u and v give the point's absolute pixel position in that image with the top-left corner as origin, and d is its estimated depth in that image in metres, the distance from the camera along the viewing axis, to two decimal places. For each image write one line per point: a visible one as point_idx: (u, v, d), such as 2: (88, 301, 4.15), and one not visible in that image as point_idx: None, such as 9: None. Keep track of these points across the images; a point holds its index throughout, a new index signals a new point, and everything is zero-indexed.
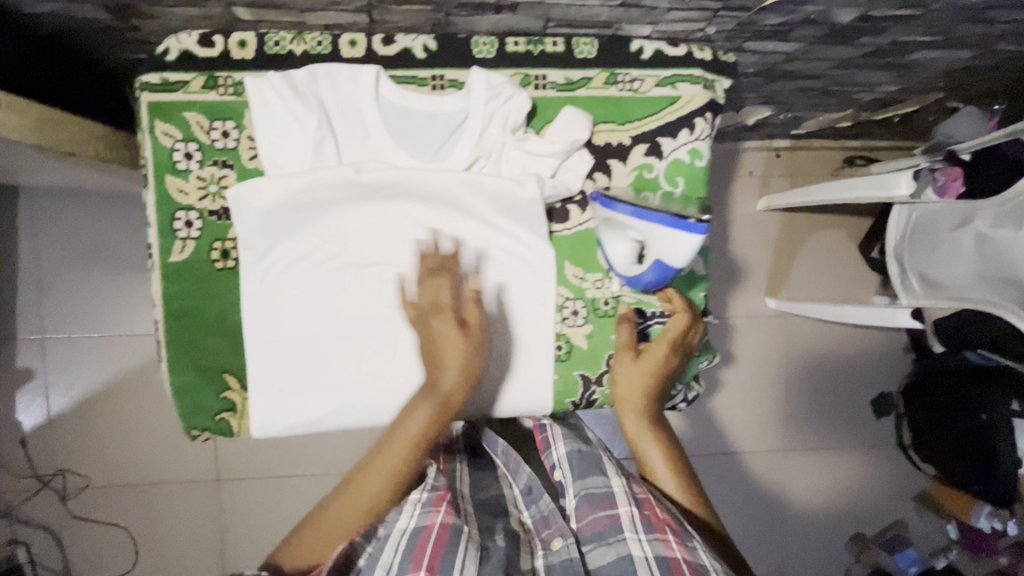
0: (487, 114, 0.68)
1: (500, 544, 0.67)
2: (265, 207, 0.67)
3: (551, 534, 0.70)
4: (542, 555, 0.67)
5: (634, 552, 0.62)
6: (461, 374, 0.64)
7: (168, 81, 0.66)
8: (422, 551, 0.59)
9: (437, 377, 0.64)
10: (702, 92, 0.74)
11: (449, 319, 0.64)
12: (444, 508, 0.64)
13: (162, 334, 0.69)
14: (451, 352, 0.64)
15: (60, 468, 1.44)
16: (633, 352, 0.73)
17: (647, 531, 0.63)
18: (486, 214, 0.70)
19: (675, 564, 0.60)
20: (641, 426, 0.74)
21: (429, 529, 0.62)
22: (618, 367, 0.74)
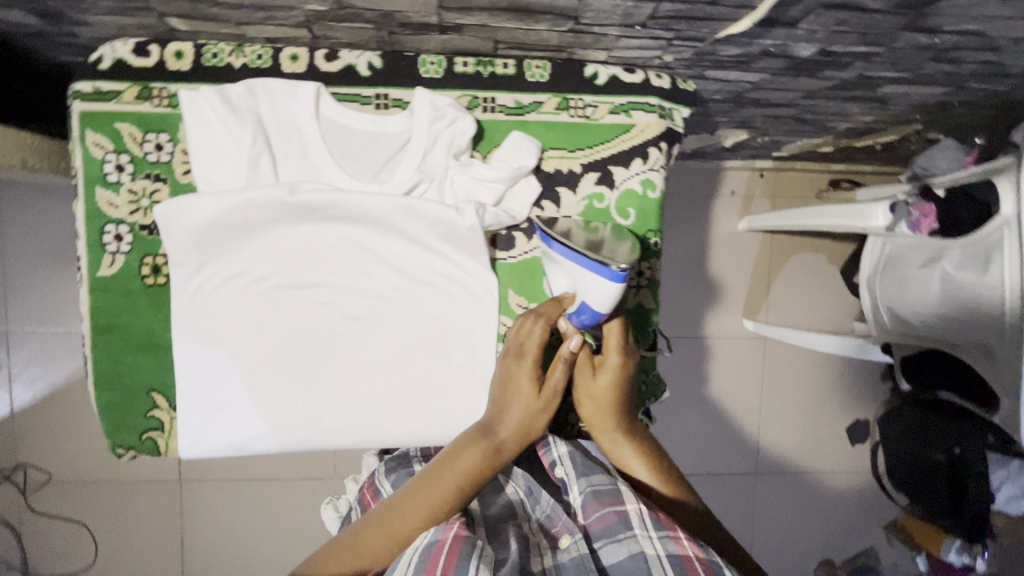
0: (431, 137, 0.66)
1: (511, 547, 0.58)
2: (194, 224, 0.64)
3: (558, 531, 0.63)
4: (550, 555, 0.60)
5: (646, 551, 0.55)
6: (521, 422, 0.64)
7: (101, 90, 0.64)
8: (435, 563, 0.50)
9: (498, 420, 0.64)
10: (658, 121, 0.71)
11: (528, 366, 0.65)
12: (458, 523, 0.56)
13: (89, 349, 0.67)
14: (518, 399, 0.64)
15: (22, 463, 1.43)
16: (591, 366, 0.67)
17: (657, 528, 0.57)
18: (428, 239, 0.68)
19: (687, 566, 0.53)
20: (616, 431, 0.68)
21: (442, 542, 0.52)
22: (582, 377, 0.68)
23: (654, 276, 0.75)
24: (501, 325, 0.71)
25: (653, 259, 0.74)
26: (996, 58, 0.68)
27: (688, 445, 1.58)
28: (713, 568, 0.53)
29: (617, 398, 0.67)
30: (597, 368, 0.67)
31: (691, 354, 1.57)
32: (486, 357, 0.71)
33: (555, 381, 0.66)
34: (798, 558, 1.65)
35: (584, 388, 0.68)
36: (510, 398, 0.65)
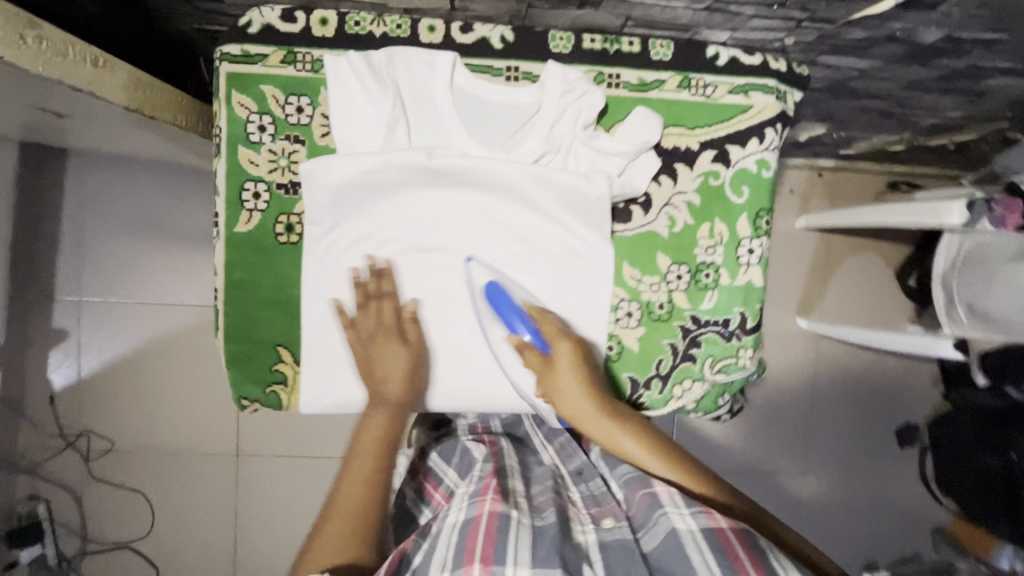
0: (560, 108, 0.68)
1: (551, 517, 0.61)
2: (335, 184, 0.67)
3: (600, 511, 0.65)
4: (593, 530, 0.62)
5: (679, 526, 0.57)
6: (405, 381, 0.69)
7: (248, 53, 0.67)
8: (474, 545, 0.55)
9: (382, 388, 0.68)
10: (775, 103, 0.73)
11: (394, 341, 0.69)
12: (490, 496, 0.62)
13: (222, 302, 0.70)
14: (394, 365, 0.69)
15: (86, 430, 1.46)
16: (547, 364, 0.67)
17: (690, 506, 0.59)
18: (551, 207, 0.70)
19: (724, 543, 0.54)
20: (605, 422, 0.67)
21: (478, 519, 0.58)
22: (553, 378, 0.67)
23: (765, 255, 0.75)
24: (614, 296, 0.73)
25: (764, 238, 0.74)
26: None
27: (737, 441, 1.59)
28: (748, 539, 0.54)
29: (587, 386, 0.67)
30: (554, 365, 0.67)
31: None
32: (599, 327, 0.73)
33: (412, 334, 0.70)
34: (841, 560, 1.65)
35: (558, 390, 0.67)
36: (378, 371, 0.68)
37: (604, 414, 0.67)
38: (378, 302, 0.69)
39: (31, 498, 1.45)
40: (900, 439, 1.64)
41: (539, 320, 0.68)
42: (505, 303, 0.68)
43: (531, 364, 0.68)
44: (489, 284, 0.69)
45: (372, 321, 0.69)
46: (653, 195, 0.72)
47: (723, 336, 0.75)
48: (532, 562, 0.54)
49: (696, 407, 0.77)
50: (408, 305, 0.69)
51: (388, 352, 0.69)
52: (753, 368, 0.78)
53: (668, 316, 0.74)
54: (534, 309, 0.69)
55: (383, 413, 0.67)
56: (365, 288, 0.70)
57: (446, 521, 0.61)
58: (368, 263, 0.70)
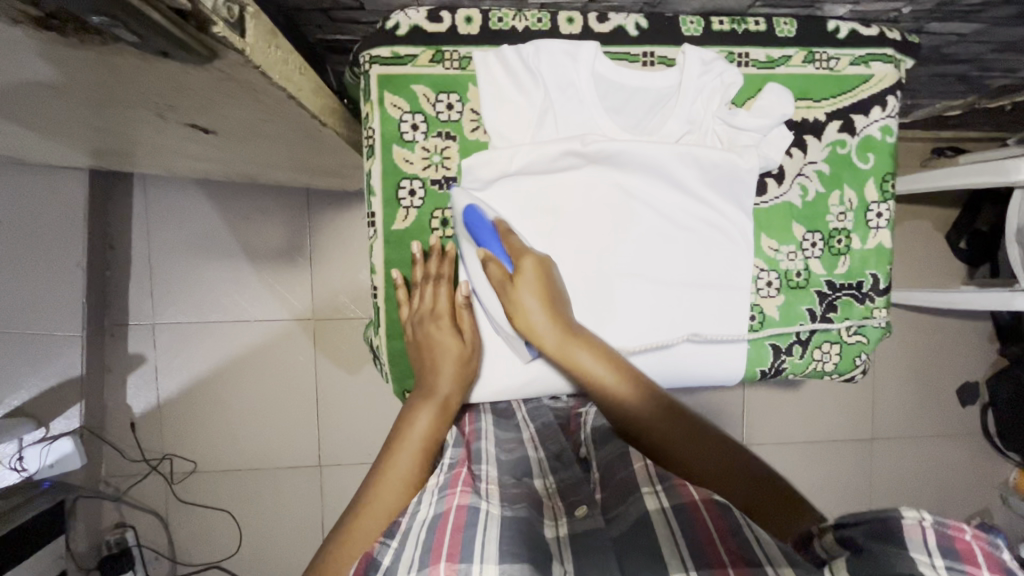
0: (699, 87, 0.71)
1: (518, 510, 0.53)
2: (490, 179, 0.70)
3: (576, 501, 0.57)
4: (565, 522, 0.54)
5: (650, 506, 0.52)
6: (458, 371, 0.67)
7: (398, 55, 0.69)
8: (442, 541, 0.47)
9: (435, 380, 0.66)
10: (894, 72, 0.76)
11: (445, 324, 0.68)
12: (461, 489, 0.54)
13: (382, 300, 0.73)
14: (446, 354, 0.67)
15: (167, 453, 1.46)
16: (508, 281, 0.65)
17: (664, 483, 0.54)
18: (693, 184, 0.73)
19: (692, 508, 0.50)
20: (566, 341, 0.65)
21: (449, 512, 0.51)
22: (512, 294, 0.65)
23: (890, 218, 0.78)
24: (755, 266, 0.76)
25: (890, 202, 0.78)
26: None
27: (807, 412, 1.62)
28: (727, 518, 0.48)
29: (551, 300, 0.66)
30: (518, 280, 0.65)
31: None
32: (743, 297, 0.76)
33: (466, 323, 0.69)
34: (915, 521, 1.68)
35: (519, 305, 0.64)
36: (431, 358, 0.67)
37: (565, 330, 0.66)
38: (437, 285, 0.70)
39: (118, 526, 1.45)
40: (962, 398, 1.68)
41: (506, 239, 0.67)
42: (482, 224, 0.66)
43: (494, 278, 0.65)
44: (469, 207, 0.67)
45: (426, 302, 0.69)
46: (785, 167, 0.75)
47: (857, 298, 0.78)
48: (500, 558, 0.46)
49: (835, 368, 0.79)
50: (463, 288, 0.68)
51: (442, 336, 0.68)
52: (884, 327, 0.80)
53: (807, 283, 0.77)
54: (502, 228, 0.67)
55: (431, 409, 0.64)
56: (426, 268, 0.70)
57: (415, 517, 0.52)
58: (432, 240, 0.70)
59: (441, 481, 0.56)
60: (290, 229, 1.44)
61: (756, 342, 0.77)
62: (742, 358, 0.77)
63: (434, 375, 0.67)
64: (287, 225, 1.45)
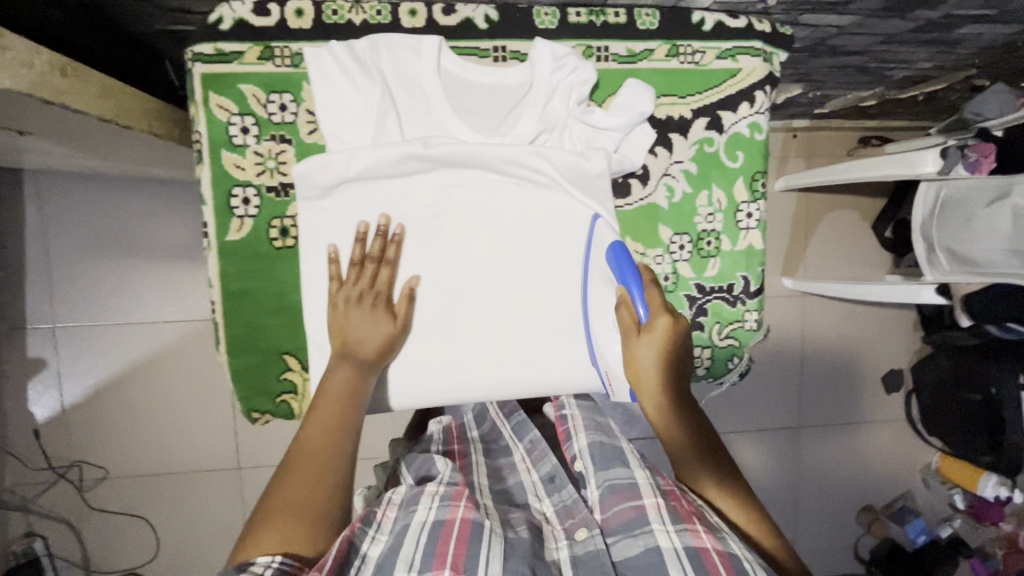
0: (552, 85, 0.67)
1: (522, 533, 0.58)
2: (328, 184, 0.65)
3: (574, 524, 0.61)
4: (567, 546, 0.59)
5: (663, 544, 0.53)
6: (377, 343, 0.65)
7: (222, 51, 0.63)
8: (443, 550, 0.51)
9: (355, 344, 0.65)
10: (762, 65, 0.73)
11: (380, 298, 0.66)
12: (464, 503, 0.58)
13: (220, 316, 0.68)
14: (363, 325, 0.65)
15: (76, 460, 1.41)
16: (635, 329, 0.62)
17: (675, 522, 0.55)
18: (552, 186, 0.70)
19: (707, 557, 0.51)
20: (664, 404, 0.62)
21: (448, 524, 0.54)
22: (631, 346, 0.62)
23: (762, 218, 0.76)
24: None
25: (761, 201, 0.76)
26: None
27: (735, 403, 1.62)
28: (732, 560, 0.50)
29: (670, 363, 0.62)
30: (646, 334, 0.61)
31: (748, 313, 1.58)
32: None
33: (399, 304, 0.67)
34: (841, 507, 1.71)
35: (636, 357, 0.62)
36: (353, 334, 0.65)
37: (662, 377, 0.62)
38: (370, 265, 0.66)
39: (26, 535, 1.40)
40: (887, 386, 1.71)
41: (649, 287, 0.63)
42: (626, 263, 0.64)
43: (621, 320, 0.63)
44: (614, 243, 0.66)
45: (360, 276, 0.66)
46: (650, 168, 0.72)
47: (728, 302, 0.76)
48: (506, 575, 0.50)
49: (707, 372, 0.78)
50: (413, 280, 0.67)
51: (372, 319, 0.65)
52: (758, 329, 0.79)
53: (674, 288, 0.75)
54: (647, 277, 0.65)
55: (350, 370, 0.63)
56: (365, 248, 0.66)
57: (412, 518, 0.56)
58: (383, 222, 0.66)
59: (440, 491, 0.59)
60: (196, 227, 1.38)
61: None
62: None
63: (356, 343, 0.65)
64: (194, 223, 1.39)
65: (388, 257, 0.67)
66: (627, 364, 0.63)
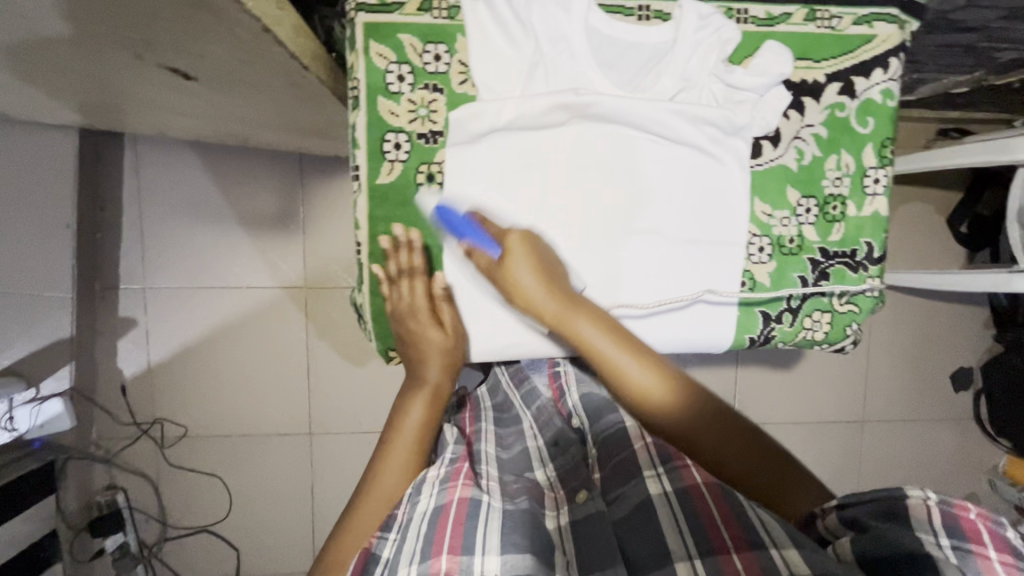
0: (695, 45, 0.68)
1: (522, 502, 0.61)
2: (478, 132, 0.68)
3: (573, 489, 0.63)
4: (566, 511, 0.60)
5: (653, 490, 0.56)
6: (442, 363, 0.72)
7: (385, 2, 0.66)
8: (443, 535, 0.54)
9: (421, 371, 0.72)
10: (898, 32, 0.73)
11: (426, 316, 0.71)
12: (461, 482, 0.61)
13: (366, 257, 0.71)
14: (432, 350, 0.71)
15: (158, 418, 1.46)
16: (495, 261, 0.68)
17: (664, 462, 0.59)
18: (688, 143, 0.71)
19: (695, 492, 0.54)
20: (568, 312, 0.67)
21: (448, 505, 0.58)
22: (507, 275, 0.67)
23: (888, 185, 0.76)
24: (747, 232, 0.74)
25: (889, 167, 0.76)
26: None
27: (799, 393, 1.61)
28: (721, 492, 0.53)
29: (544, 277, 0.68)
30: (506, 260, 0.67)
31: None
32: (736, 264, 0.74)
33: (449, 317, 0.72)
34: None
35: (515, 284, 0.67)
36: (418, 353, 0.71)
37: (551, 297, 0.67)
38: (411, 279, 0.70)
39: (109, 487, 1.45)
40: (955, 384, 1.68)
41: (484, 226, 0.68)
42: (455, 217, 0.67)
43: (481, 264, 0.68)
44: (438, 203, 0.68)
45: (409, 297, 0.70)
46: (782, 130, 0.73)
47: (851, 267, 0.77)
48: (500, 547, 0.52)
49: (825, 337, 0.78)
50: (439, 282, 0.70)
51: (426, 330, 0.71)
52: (877, 298, 0.79)
53: (799, 249, 0.75)
54: (479, 218, 0.69)
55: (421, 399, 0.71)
56: (398, 261, 0.70)
57: (417, 509, 0.59)
58: (398, 232, 0.69)
59: (442, 474, 0.63)
60: (282, 197, 1.43)
61: (745, 309, 0.76)
62: (729, 324, 0.76)
63: (420, 363, 0.72)
64: (280, 192, 1.43)
65: (426, 268, 0.71)
66: (515, 294, 0.68)
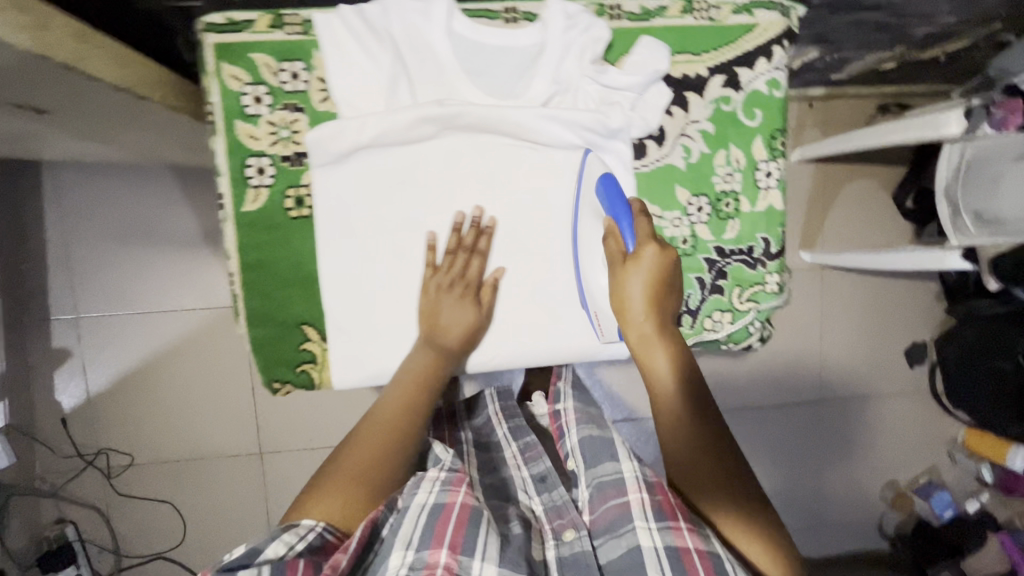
0: (565, 46, 0.66)
1: (515, 528, 0.62)
2: (343, 151, 0.65)
3: (562, 524, 0.66)
4: (553, 544, 0.64)
5: (642, 543, 0.59)
6: (463, 334, 0.69)
7: (233, 20, 0.63)
8: (443, 531, 0.54)
9: (439, 334, 0.68)
10: (781, 19, 0.71)
11: (467, 291, 0.69)
12: (464, 488, 0.58)
13: (239, 288, 0.68)
14: (450, 313, 0.68)
15: (103, 448, 1.43)
16: (622, 258, 0.62)
17: (659, 520, 0.60)
18: (567, 148, 0.69)
19: (686, 557, 0.56)
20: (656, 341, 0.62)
21: (449, 508, 0.56)
22: (620, 279, 0.61)
23: (782, 178, 0.74)
24: None
25: (780, 160, 0.74)
26: None
27: (755, 379, 1.60)
28: (713, 561, 0.55)
29: (655, 297, 0.61)
30: (632, 262, 0.61)
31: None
32: None
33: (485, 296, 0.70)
34: (864, 483, 1.69)
35: (622, 289, 0.61)
36: (442, 321, 0.68)
37: (656, 323, 0.62)
38: (461, 254, 0.68)
39: (58, 521, 1.43)
40: (910, 359, 1.67)
41: (638, 220, 0.62)
42: (617, 196, 0.64)
43: (610, 251, 0.63)
44: (604, 176, 0.65)
45: (450, 262, 0.68)
46: (666, 128, 0.71)
47: (749, 264, 0.75)
48: (500, 561, 0.53)
49: (729, 338, 0.76)
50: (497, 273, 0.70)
51: (460, 307, 0.68)
52: (779, 293, 0.77)
53: (693, 250, 0.73)
54: (638, 207, 0.64)
55: (430, 355, 0.67)
56: (461, 239, 0.69)
57: (413, 500, 0.58)
58: (476, 214, 0.69)
59: (443, 477, 0.60)
60: (212, 215, 1.40)
61: None
62: None
63: (440, 332, 0.68)
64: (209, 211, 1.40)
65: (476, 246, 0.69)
66: (616, 295, 0.62)
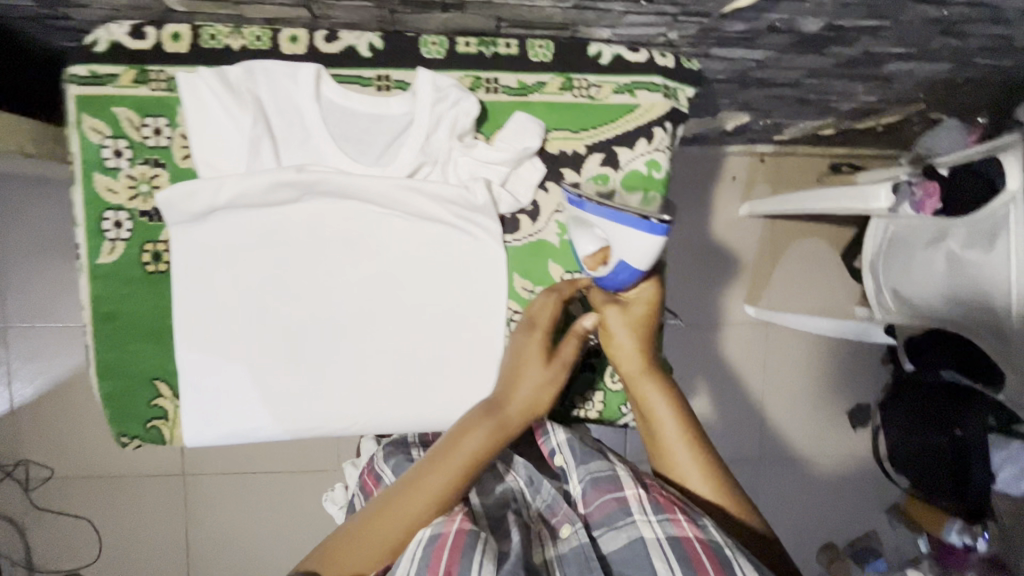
0: (434, 118, 0.65)
1: (513, 538, 0.56)
2: (198, 212, 0.64)
3: (559, 520, 0.60)
4: (552, 544, 0.58)
5: (645, 535, 0.55)
6: (529, 400, 0.61)
7: (96, 74, 0.63)
8: (438, 560, 0.51)
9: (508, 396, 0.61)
10: (663, 101, 0.70)
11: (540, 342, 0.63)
12: (461, 514, 0.55)
13: (91, 340, 0.67)
14: (528, 377, 0.62)
15: (22, 459, 1.41)
16: (618, 305, 0.63)
17: (657, 512, 0.56)
18: (435, 218, 0.68)
19: (687, 546, 0.53)
20: (642, 370, 0.63)
21: (443, 537, 0.53)
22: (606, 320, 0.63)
23: None
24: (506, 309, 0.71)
25: None
26: (1003, 31, 0.68)
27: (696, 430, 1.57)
28: (715, 549, 0.52)
29: (643, 338, 0.63)
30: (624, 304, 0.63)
31: (708, 340, 1.53)
32: (495, 343, 0.71)
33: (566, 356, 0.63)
34: (801, 543, 1.65)
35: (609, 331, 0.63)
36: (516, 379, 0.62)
37: (644, 357, 0.63)
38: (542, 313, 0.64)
39: None
40: (853, 420, 1.64)
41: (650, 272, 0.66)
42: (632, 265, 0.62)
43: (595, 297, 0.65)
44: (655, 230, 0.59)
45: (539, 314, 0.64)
46: (540, 204, 0.71)
47: None
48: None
49: (600, 416, 0.79)
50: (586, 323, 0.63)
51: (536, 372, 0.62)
52: None
53: None
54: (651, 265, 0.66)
55: (491, 422, 0.59)
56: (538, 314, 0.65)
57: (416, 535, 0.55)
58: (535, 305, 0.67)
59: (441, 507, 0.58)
60: None
61: None
62: None
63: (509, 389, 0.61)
64: None
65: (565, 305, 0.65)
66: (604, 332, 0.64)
